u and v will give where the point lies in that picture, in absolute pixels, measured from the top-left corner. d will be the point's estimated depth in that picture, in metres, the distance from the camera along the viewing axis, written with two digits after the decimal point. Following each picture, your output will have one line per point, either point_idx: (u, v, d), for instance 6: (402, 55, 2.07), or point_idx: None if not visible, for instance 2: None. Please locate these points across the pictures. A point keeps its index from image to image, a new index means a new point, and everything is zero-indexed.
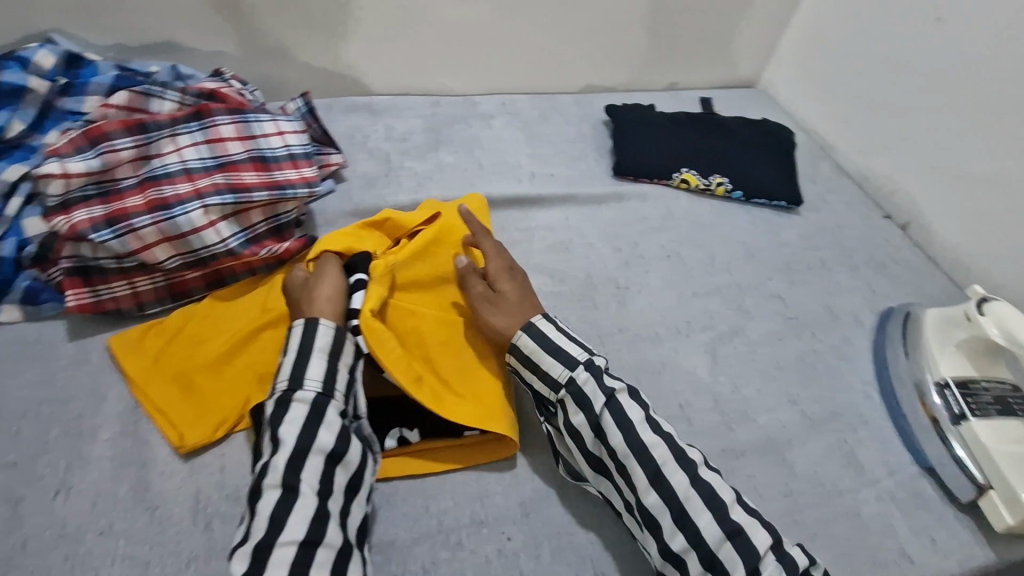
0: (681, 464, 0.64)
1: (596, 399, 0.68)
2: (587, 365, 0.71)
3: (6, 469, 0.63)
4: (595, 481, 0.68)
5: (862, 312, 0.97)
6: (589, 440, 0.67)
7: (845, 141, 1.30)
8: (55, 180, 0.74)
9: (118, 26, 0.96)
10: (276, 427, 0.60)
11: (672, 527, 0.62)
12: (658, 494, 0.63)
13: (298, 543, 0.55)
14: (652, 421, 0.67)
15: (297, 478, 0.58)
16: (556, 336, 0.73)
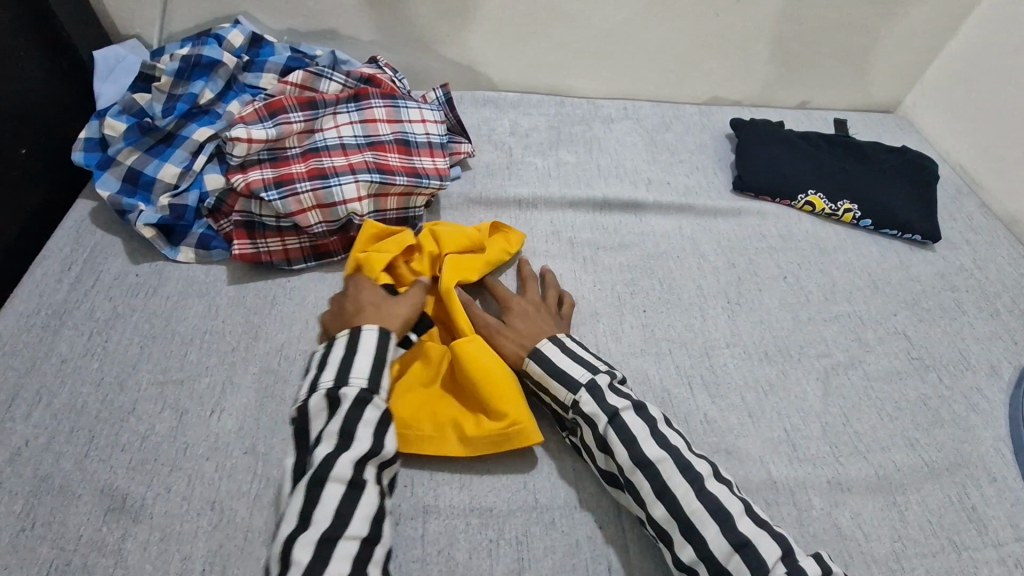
0: (689, 474, 0.63)
1: (598, 420, 0.67)
2: (590, 387, 0.69)
3: (175, 384, 0.74)
4: (615, 493, 0.68)
5: (1000, 363, 0.90)
6: (602, 457, 0.68)
7: (996, 180, 1.20)
8: (240, 143, 0.84)
9: (297, 13, 1.08)
10: (351, 424, 0.62)
11: (681, 539, 0.61)
12: (663, 506, 0.62)
13: (361, 539, 0.58)
14: (657, 433, 0.66)
15: (365, 474, 0.61)
16: (559, 357, 0.73)
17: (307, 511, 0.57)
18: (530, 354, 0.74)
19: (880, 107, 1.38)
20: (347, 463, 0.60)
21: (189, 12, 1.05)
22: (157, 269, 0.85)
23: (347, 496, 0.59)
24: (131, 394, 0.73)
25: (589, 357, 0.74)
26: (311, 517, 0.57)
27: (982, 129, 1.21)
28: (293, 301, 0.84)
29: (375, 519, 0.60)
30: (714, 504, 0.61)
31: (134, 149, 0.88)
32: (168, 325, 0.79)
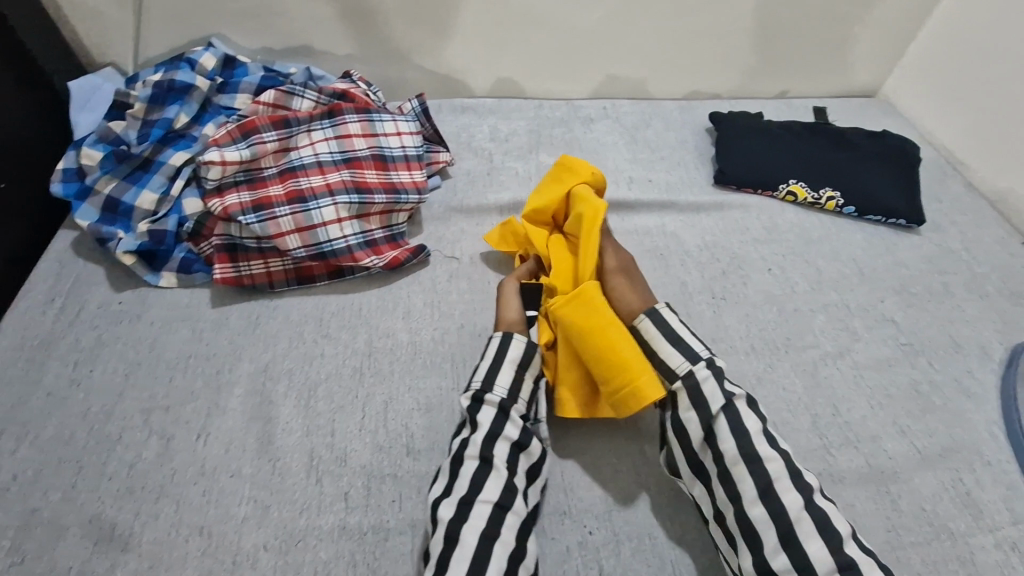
0: (797, 485, 0.61)
1: (713, 400, 0.66)
2: (708, 364, 0.69)
3: (161, 411, 0.74)
4: (689, 482, 0.67)
5: (989, 344, 0.89)
6: (695, 440, 0.66)
7: (979, 159, 1.19)
8: (215, 167, 0.84)
9: (270, 33, 1.08)
10: (474, 411, 0.68)
11: (776, 546, 0.58)
12: (764, 507, 0.60)
13: (493, 504, 0.62)
14: (768, 433, 0.65)
15: (492, 452, 0.65)
16: (679, 331, 0.73)
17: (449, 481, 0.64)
18: (647, 314, 0.75)
19: (861, 91, 1.38)
20: (478, 442, 0.66)
21: (163, 38, 1.06)
22: (140, 295, 0.85)
23: (480, 468, 0.64)
24: (118, 423, 0.73)
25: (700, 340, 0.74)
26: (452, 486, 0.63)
27: (964, 106, 1.21)
28: (277, 319, 0.84)
29: (507, 489, 0.63)
30: (820, 516, 0.59)
31: (112, 178, 0.88)
32: (152, 351, 0.79)
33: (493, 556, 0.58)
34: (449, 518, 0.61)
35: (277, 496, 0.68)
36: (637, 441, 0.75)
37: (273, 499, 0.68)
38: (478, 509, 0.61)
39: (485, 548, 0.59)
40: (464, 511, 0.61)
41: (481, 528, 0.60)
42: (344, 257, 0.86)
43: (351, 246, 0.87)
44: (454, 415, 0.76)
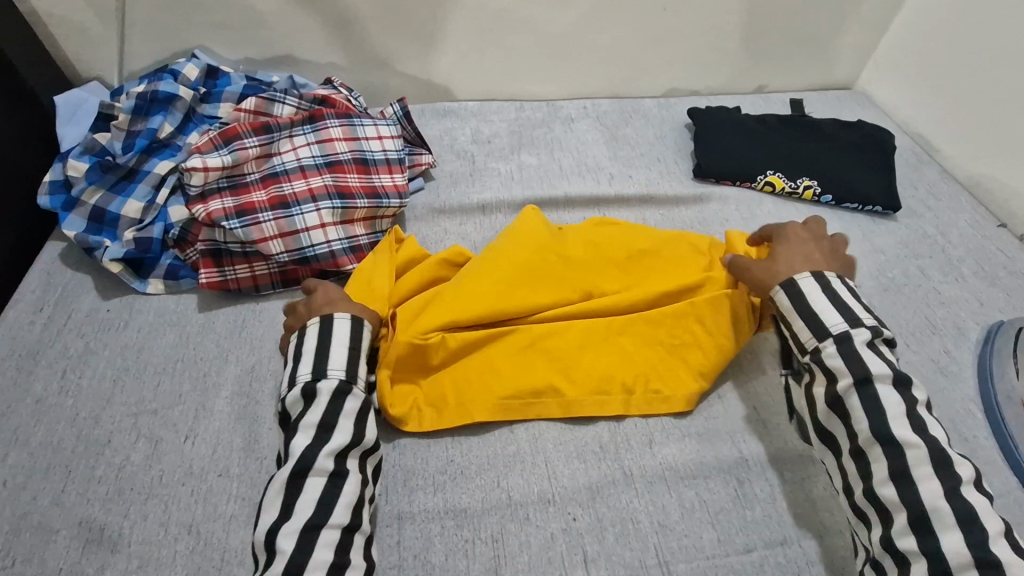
0: (940, 473, 0.60)
1: (842, 378, 0.66)
2: (841, 342, 0.67)
3: (149, 415, 0.75)
4: (822, 451, 0.69)
5: (966, 325, 0.90)
6: (822, 411, 0.68)
7: (952, 145, 1.22)
8: (197, 173, 0.85)
9: (252, 44, 1.11)
10: (332, 417, 0.65)
11: (905, 527, 0.59)
12: (897, 491, 0.60)
13: (341, 527, 0.60)
14: (915, 418, 0.63)
15: (344, 467, 0.64)
16: (818, 297, 0.70)
17: (291, 499, 0.60)
18: (783, 286, 0.73)
19: (837, 83, 1.40)
20: (328, 456, 0.62)
21: (146, 51, 1.08)
22: (127, 303, 0.86)
23: (332, 484, 0.62)
24: (106, 427, 0.73)
25: (854, 307, 0.70)
26: (297, 504, 0.60)
27: (937, 95, 1.23)
28: (262, 322, 0.85)
29: (357, 509, 0.62)
30: (963, 507, 0.58)
31: (97, 188, 0.90)
32: (139, 357, 0.80)
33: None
34: (291, 549, 0.57)
35: (264, 494, 0.69)
36: (619, 429, 0.76)
37: (260, 498, 0.68)
38: (325, 534, 0.59)
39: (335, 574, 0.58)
40: (314, 535, 0.59)
41: (329, 558, 0.58)
42: (326, 261, 0.88)
43: (334, 250, 0.88)
44: None
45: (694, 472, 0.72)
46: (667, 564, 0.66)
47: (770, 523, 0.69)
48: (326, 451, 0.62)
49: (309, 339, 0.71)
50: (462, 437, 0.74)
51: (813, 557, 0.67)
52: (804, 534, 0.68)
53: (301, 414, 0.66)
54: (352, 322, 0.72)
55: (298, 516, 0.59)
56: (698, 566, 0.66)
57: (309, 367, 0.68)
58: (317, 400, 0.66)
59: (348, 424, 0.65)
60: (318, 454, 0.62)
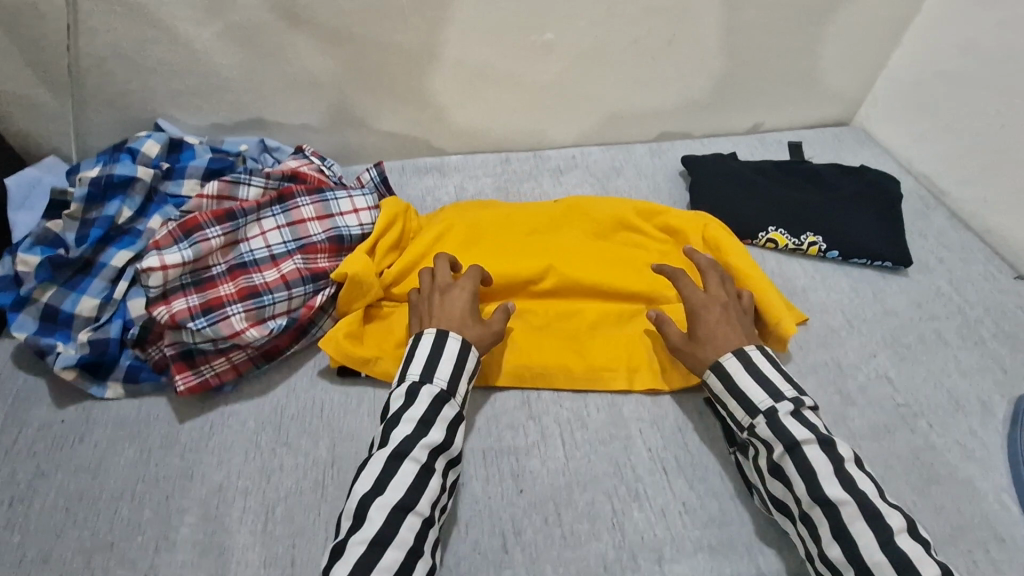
0: (872, 524, 0.61)
1: (775, 447, 0.67)
2: (768, 413, 0.69)
3: (104, 549, 0.68)
4: (780, 520, 0.68)
5: (990, 398, 0.84)
6: (771, 483, 0.68)
7: (960, 187, 1.16)
8: (155, 273, 0.77)
9: (219, 108, 1.04)
10: (431, 415, 0.69)
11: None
12: (841, 549, 0.61)
13: (422, 517, 0.63)
14: (842, 474, 0.64)
15: (433, 461, 0.67)
16: (743, 374, 0.72)
17: (385, 479, 0.64)
18: (711, 368, 0.74)
19: (835, 119, 1.35)
20: (422, 450, 0.66)
21: (105, 121, 1.01)
22: (84, 411, 0.79)
23: (421, 476, 0.65)
24: (57, 566, 0.66)
25: (776, 378, 0.72)
26: (389, 484, 0.64)
27: (939, 135, 1.18)
28: (231, 428, 0.78)
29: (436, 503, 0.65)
30: (901, 557, 0.58)
31: (49, 284, 0.83)
32: (96, 479, 0.73)
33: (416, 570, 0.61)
34: (381, 522, 0.62)
35: None
36: (624, 543, 0.69)
37: None
38: (410, 520, 0.62)
39: (410, 561, 0.61)
40: (399, 518, 0.62)
41: (410, 542, 0.61)
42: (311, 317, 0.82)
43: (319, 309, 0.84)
44: None
45: None
46: None
47: None
48: (424, 444, 0.66)
49: (423, 346, 0.74)
50: (451, 562, 0.67)
51: None
52: None
53: (400, 409, 0.69)
54: (462, 345, 0.74)
55: (388, 496, 0.63)
56: None
57: (421, 369, 0.72)
58: (420, 399, 0.70)
59: (444, 425, 0.69)
60: (415, 445, 0.66)
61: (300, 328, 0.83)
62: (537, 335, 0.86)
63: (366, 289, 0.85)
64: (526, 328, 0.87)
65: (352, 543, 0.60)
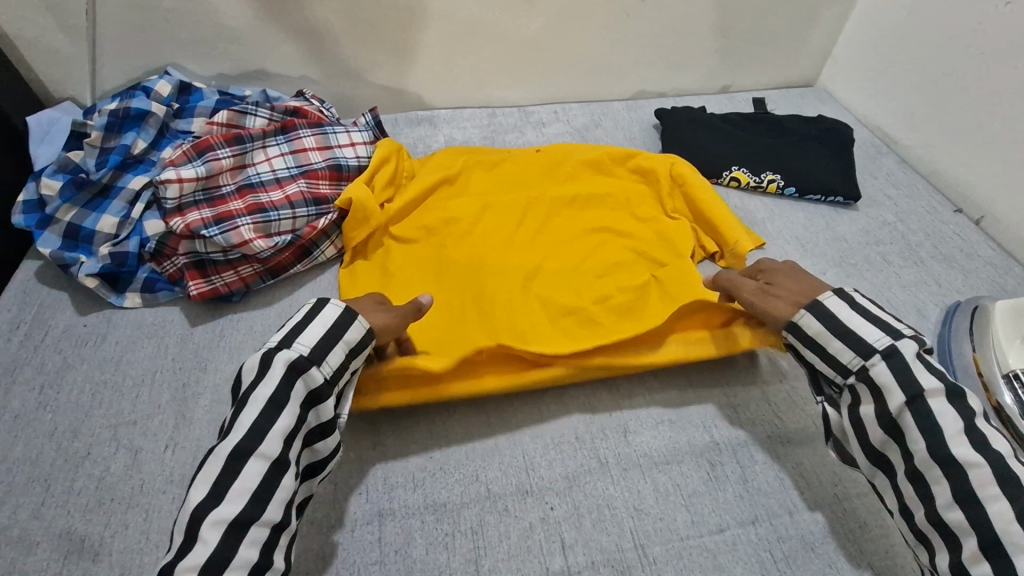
0: (1006, 490, 0.57)
1: (893, 396, 0.63)
2: (887, 355, 0.65)
3: (128, 425, 0.75)
4: (873, 473, 0.66)
5: (925, 306, 0.94)
6: (875, 436, 0.65)
7: (908, 136, 1.27)
8: (172, 185, 0.86)
9: (225, 58, 1.12)
10: (281, 393, 0.60)
11: (976, 552, 0.57)
12: (964, 514, 0.58)
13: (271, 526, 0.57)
14: (972, 432, 0.60)
15: (285, 453, 0.59)
16: (849, 315, 0.68)
17: (225, 483, 0.56)
18: (808, 308, 0.71)
19: (798, 82, 1.46)
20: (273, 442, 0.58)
21: (118, 69, 1.09)
22: (105, 317, 0.87)
23: (270, 476, 0.57)
24: (86, 439, 0.74)
25: (889, 319, 0.68)
26: (229, 493, 0.55)
27: (891, 90, 1.29)
28: (240, 330, 0.86)
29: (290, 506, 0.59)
30: None
31: (72, 205, 0.90)
32: (118, 370, 0.81)
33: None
34: (216, 543, 0.53)
35: None
36: (594, 418, 0.78)
37: None
38: (252, 533, 0.55)
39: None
40: (240, 532, 0.55)
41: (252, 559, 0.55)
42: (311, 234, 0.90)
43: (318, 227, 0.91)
44: (416, 409, 0.78)
45: (667, 457, 0.75)
46: (643, 547, 0.68)
47: (738, 503, 0.72)
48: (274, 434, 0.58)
49: (298, 312, 0.67)
50: (440, 433, 0.76)
51: (784, 533, 0.69)
52: (776, 512, 0.71)
53: (251, 387, 0.61)
54: (338, 310, 0.67)
55: (229, 505, 0.55)
56: (672, 548, 0.68)
57: (280, 337, 0.64)
58: (271, 371, 0.60)
59: (297, 405, 0.60)
60: (262, 438, 0.58)
61: (301, 247, 0.91)
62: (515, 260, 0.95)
63: (365, 222, 0.92)
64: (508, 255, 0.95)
65: (181, 568, 0.52)
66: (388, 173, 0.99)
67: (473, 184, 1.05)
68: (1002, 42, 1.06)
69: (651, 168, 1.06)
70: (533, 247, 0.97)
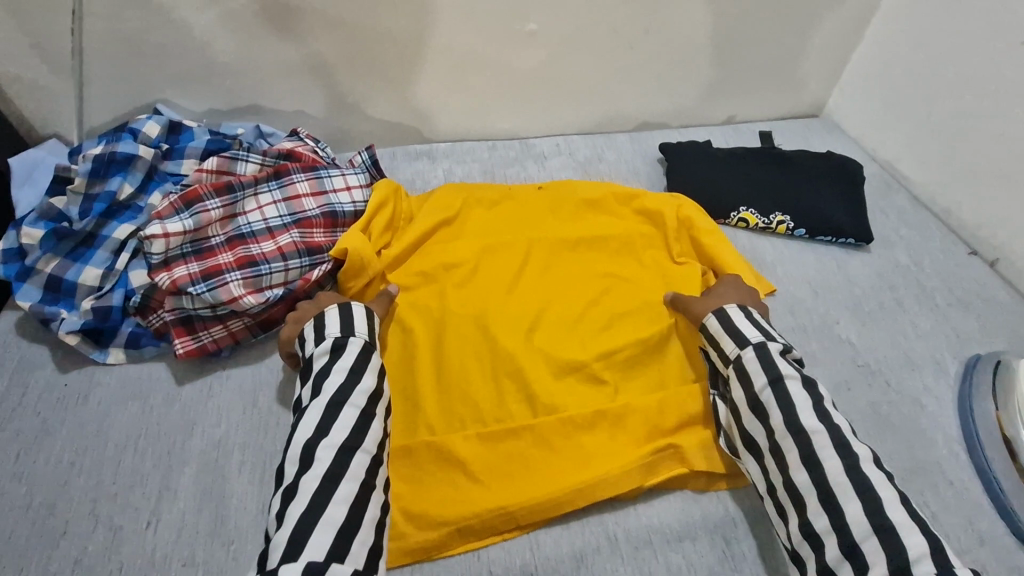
0: (840, 452, 0.65)
1: (758, 380, 0.71)
2: (757, 347, 0.73)
3: (108, 499, 0.71)
4: (746, 458, 0.72)
5: (943, 358, 0.91)
6: (746, 417, 0.72)
7: (919, 171, 1.24)
8: (157, 240, 0.82)
9: (217, 95, 1.09)
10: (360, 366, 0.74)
11: (818, 507, 0.63)
12: (808, 475, 0.65)
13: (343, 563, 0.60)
14: (820, 408, 0.68)
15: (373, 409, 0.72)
16: (741, 319, 0.77)
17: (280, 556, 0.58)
18: (715, 313, 0.79)
19: (805, 111, 1.43)
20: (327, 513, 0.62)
21: (106, 105, 1.05)
22: (87, 375, 0.82)
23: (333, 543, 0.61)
24: (63, 514, 0.70)
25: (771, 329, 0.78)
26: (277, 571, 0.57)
27: (900, 123, 1.26)
28: (230, 389, 0.82)
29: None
30: (862, 482, 0.63)
31: (54, 255, 0.86)
32: (99, 435, 0.76)
33: (371, 503, 0.65)
34: None
35: None
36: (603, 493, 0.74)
37: None
38: (358, 457, 0.67)
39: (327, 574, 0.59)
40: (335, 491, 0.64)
41: None
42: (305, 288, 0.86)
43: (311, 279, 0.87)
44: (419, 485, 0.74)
45: (680, 534, 0.71)
46: None
47: None
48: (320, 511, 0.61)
49: (331, 314, 0.78)
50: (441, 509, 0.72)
51: None
52: None
53: (327, 364, 0.74)
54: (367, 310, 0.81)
55: (334, 437, 0.67)
56: None
57: (339, 328, 0.77)
58: (346, 352, 0.75)
59: (375, 373, 0.74)
60: (350, 392, 0.71)
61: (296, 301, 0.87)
62: (517, 308, 0.90)
63: (361, 269, 0.89)
64: (510, 302, 0.91)
65: (305, 481, 0.64)
66: (384, 214, 0.95)
67: (470, 223, 1.01)
68: (1017, 78, 1.03)
69: (656, 208, 1.02)
70: (535, 292, 0.93)
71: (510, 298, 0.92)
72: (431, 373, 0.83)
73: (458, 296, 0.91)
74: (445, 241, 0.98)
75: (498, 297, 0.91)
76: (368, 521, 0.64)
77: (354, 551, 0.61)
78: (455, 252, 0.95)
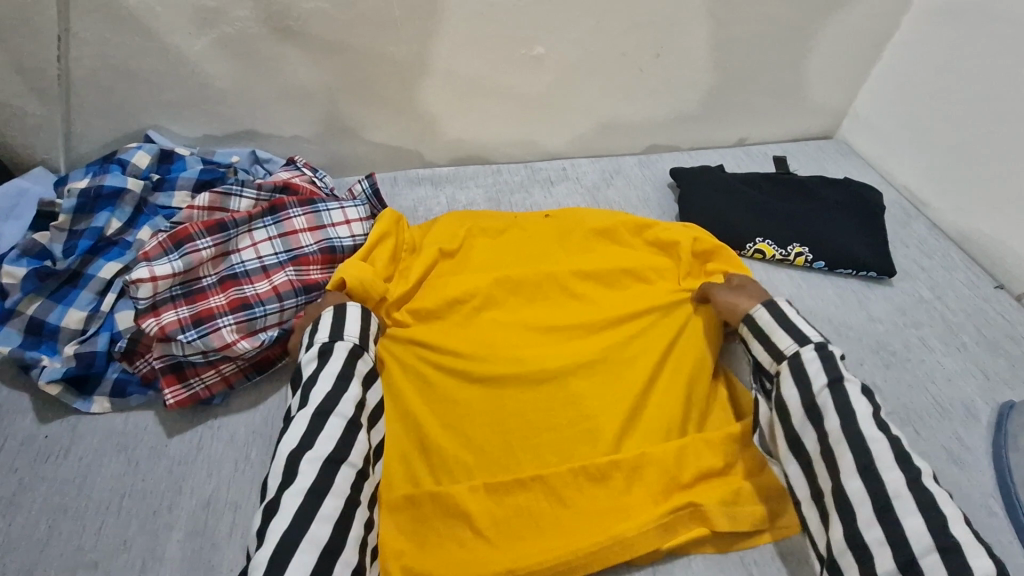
0: (903, 466, 0.62)
1: (819, 378, 0.69)
2: (818, 347, 0.72)
3: (88, 568, 0.66)
4: (787, 460, 0.70)
5: (975, 404, 0.86)
6: (797, 418, 0.70)
7: (939, 199, 1.19)
8: (145, 284, 0.78)
9: (210, 121, 1.04)
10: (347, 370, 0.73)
11: (870, 519, 0.61)
12: (863, 483, 0.62)
13: None
14: (880, 417, 0.66)
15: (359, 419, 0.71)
16: (797, 319, 0.76)
17: None
18: (766, 304, 0.79)
19: (817, 133, 1.39)
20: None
21: (93, 133, 1.01)
22: (69, 426, 0.78)
23: None
24: None
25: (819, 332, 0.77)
26: None
27: (918, 148, 1.22)
28: (221, 441, 0.77)
29: None
30: (925, 497, 0.60)
31: (35, 296, 0.81)
32: (81, 494, 0.72)
33: (355, 519, 0.64)
34: None
35: None
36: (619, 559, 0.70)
37: None
38: (344, 470, 0.66)
39: None
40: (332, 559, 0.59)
41: None
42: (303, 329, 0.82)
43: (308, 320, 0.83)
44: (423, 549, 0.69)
45: None
46: None
47: None
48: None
49: (326, 317, 0.78)
50: None
51: None
52: None
53: (316, 369, 0.73)
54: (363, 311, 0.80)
55: (320, 449, 0.66)
56: None
57: (327, 333, 0.76)
58: (335, 356, 0.74)
59: (360, 380, 0.74)
60: (337, 401, 0.70)
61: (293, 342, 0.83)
62: (524, 345, 0.86)
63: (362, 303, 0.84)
64: (516, 339, 0.86)
65: (289, 495, 0.62)
66: (385, 244, 0.90)
67: (475, 253, 0.97)
68: None
69: (671, 238, 0.97)
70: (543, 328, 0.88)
71: (517, 334, 0.87)
72: (435, 418, 0.78)
73: (462, 333, 0.86)
74: (449, 272, 0.94)
75: (504, 333, 0.87)
76: (352, 536, 0.63)
77: (338, 570, 0.59)
78: (459, 285, 0.91)
